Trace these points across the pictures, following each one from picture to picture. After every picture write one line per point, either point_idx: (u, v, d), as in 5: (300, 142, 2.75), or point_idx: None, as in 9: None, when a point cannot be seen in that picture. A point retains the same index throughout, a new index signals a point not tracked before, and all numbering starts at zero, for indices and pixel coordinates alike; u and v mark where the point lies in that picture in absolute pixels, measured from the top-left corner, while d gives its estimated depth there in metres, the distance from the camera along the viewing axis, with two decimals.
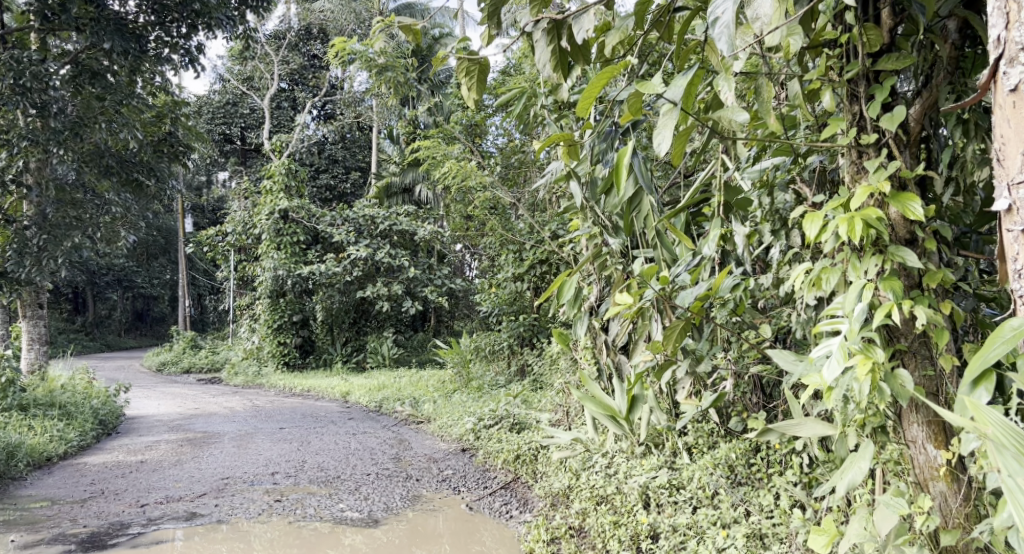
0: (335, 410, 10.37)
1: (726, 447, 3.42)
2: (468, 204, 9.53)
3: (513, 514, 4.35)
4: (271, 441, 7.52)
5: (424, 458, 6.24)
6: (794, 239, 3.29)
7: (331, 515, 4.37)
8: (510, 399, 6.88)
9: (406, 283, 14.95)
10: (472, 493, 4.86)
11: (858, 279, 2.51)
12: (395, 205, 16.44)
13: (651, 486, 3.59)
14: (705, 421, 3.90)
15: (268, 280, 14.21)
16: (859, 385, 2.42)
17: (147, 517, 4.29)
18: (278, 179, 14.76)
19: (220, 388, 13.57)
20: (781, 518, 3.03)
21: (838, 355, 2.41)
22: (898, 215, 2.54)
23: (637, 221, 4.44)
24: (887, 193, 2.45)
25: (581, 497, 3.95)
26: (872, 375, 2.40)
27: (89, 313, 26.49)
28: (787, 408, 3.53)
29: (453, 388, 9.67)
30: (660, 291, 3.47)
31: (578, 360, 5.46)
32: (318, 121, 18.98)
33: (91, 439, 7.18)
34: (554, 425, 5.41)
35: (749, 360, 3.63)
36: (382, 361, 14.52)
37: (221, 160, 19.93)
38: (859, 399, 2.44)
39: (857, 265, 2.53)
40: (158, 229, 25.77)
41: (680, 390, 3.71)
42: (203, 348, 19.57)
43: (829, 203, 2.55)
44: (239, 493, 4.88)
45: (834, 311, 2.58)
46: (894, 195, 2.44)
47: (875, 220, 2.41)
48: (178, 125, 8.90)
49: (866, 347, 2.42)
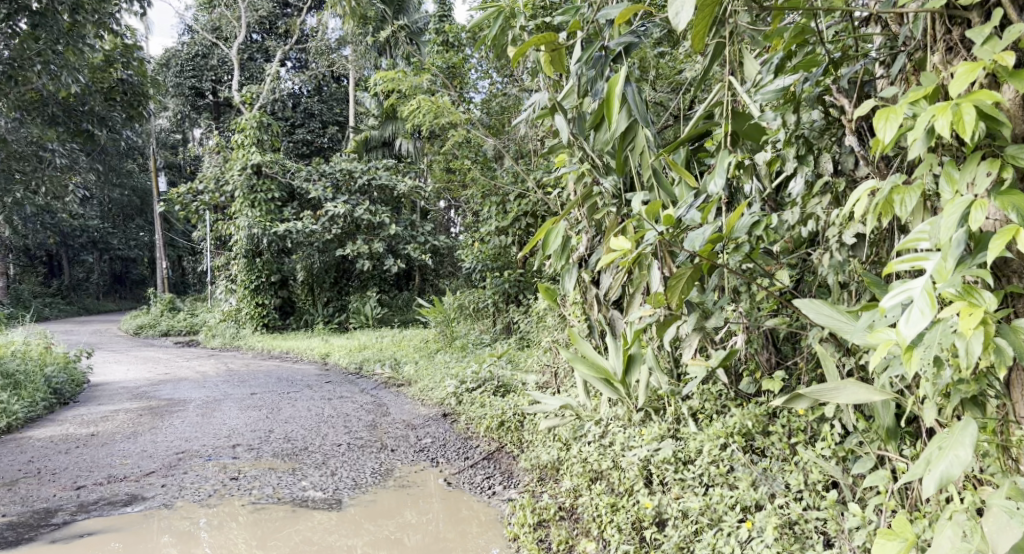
0: (312, 373, 9.89)
1: (740, 415, 2.94)
2: (449, 154, 8.94)
3: (496, 491, 3.84)
4: (238, 408, 7.01)
5: (401, 425, 5.75)
6: (820, 167, 2.78)
7: (290, 495, 3.86)
8: (495, 360, 6.40)
9: (388, 240, 14.39)
10: (452, 465, 4.37)
11: (960, 194, 2.02)
12: (375, 159, 15.80)
13: (654, 460, 3.12)
14: (711, 383, 3.41)
15: (243, 239, 13.60)
16: (966, 340, 1.95)
17: (79, 502, 3.78)
18: (249, 133, 14.03)
19: (195, 352, 13.04)
20: (829, 511, 2.54)
21: (924, 304, 1.92)
22: (1012, 101, 2.06)
23: (632, 159, 3.98)
24: (1005, 69, 1.96)
25: (572, 472, 3.47)
26: (983, 323, 1.93)
27: (65, 277, 25.82)
28: (811, 368, 3.06)
29: (436, 348, 9.18)
30: (663, 233, 2.93)
31: (568, 316, 4.93)
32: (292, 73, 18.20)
33: (40, 410, 6.67)
34: (541, 388, 4.93)
35: (763, 313, 3.16)
36: (365, 322, 13.99)
37: (193, 115, 19.18)
38: (964, 360, 1.95)
39: (954, 177, 2.04)
40: (131, 189, 24.96)
41: (686, 348, 3.23)
42: (181, 311, 19.01)
43: (910, 95, 2.02)
44: (192, 471, 4.37)
45: (917, 243, 2.07)
46: (1013, 72, 1.95)
47: (990, 107, 1.91)
48: (131, 72, 8.22)
49: (967, 290, 1.95)
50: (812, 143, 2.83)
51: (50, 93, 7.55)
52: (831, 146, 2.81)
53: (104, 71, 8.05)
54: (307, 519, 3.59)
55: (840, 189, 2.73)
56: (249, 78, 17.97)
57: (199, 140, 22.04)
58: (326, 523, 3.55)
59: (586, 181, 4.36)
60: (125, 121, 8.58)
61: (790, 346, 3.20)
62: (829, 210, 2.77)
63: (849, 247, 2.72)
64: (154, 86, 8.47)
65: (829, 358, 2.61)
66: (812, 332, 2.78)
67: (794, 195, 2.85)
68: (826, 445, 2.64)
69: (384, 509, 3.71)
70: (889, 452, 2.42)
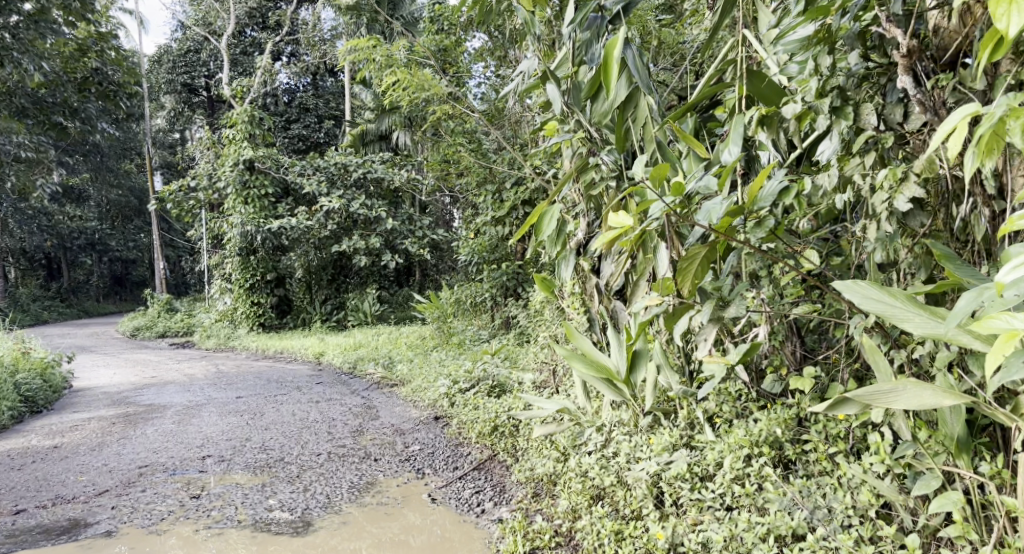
0: (305, 373, 9.44)
1: (766, 422, 2.52)
2: (443, 143, 8.45)
3: (485, 509, 3.31)
4: (219, 414, 6.55)
5: (389, 430, 5.28)
6: (862, 121, 2.29)
7: (254, 516, 3.37)
8: (490, 357, 5.94)
9: (386, 235, 13.96)
10: (439, 478, 3.90)
11: None
12: (372, 153, 15.34)
13: (665, 476, 2.66)
14: (729, 382, 2.96)
15: (236, 237, 13.12)
16: None
17: (11, 531, 3.33)
18: (240, 127, 13.57)
19: (188, 353, 12.60)
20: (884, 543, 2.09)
21: None
22: None
23: (633, 132, 3.53)
24: None
25: (569, 490, 3.00)
26: None
27: (64, 280, 25.42)
28: (848, 364, 2.61)
29: (433, 345, 8.70)
30: (673, 207, 2.46)
31: (566, 309, 4.46)
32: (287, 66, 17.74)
33: (7, 420, 6.23)
34: (539, 389, 4.48)
35: (790, 300, 2.73)
36: (363, 319, 13.54)
37: (188, 113, 19.16)
38: None
39: None
40: (128, 189, 24.52)
41: (701, 343, 2.70)
42: (178, 312, 18.60)
43: None
44: (150, 488, 3.92)
45: None
46: None
47: None
48: (105, 61, 7.77)
49: None
50: (847, 94, 2.35)
51: (21, 84, 7.06)
52: (872, 98, 2.33)
53: (78, 59, 7.58)
54: (267, 544, 3.08)
55: (886, 145, 2.25)
56: (242, 73, 17.50)
57: (193, 138, 21.58)
58: (308, 540, 3.10)
59: (581, 155, 3.87)
60: (101, 114, 8.10)
61: (814, 337, 2.82)
62: (872, 172, 2.30)
63: (899, 216, 2.24)
64: (130, 75, 7.98)
65: (878, 351, 2.15)
66: (853, 321, 2.32)
67: (825, 156, 2.40)
68: (875, 457, 2.20)
69: (367, 525, 3.23)
70: (959, 468, 2.00)
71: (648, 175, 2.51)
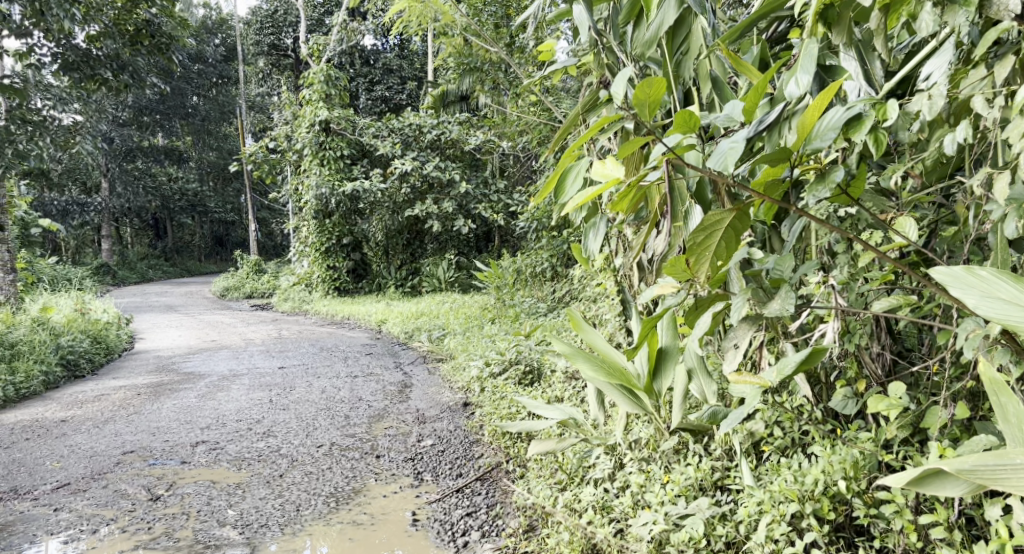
0: (361, 341, 8.97)
1: (823, 469, 1.92)
2: (514, 98, 7.45)
3: (467, 541, 2.64)
4: (248, 387, 6.12)
5: (410, 417, 4.61)
6: (993, 6, 1.48)
7: (198, 537, 2.83)
8: (531, 337, 5.19)
9: (459, 199, 13.04)
10: (436, 486, 3.22)
11: None
12: (452, 123, 12.71)
13: (673, 539, 2.04)
14: (782, 396, 2.21)
15: (311, 200, 12.75)
16: None
17: None
18: (316, 87, 12.90)
19: (261, 316, 12.40)
20: None
21: None
22: None
23: (684, 67, 2.56)
24: None
25: (560, 537, 2.35)
26: None
27: (168, 239, 26.11)
28: (956, 388, 1.81)
29: (489, 317, 7.92)
30: (672, 152, 1.75)
31: (602, 287, 3.68)
32: (375, 30, 15.39)
33: (17, 393, 5.93)
34: (569, 380, 3.76)
35: (872, 286, 1.96)
36: (437, 285, 12.95)
37: (276, 74, 18.79)
38: None
39: None
40: (227, 152, 24.74)
41: (729, 353, 1.88)
42: (265, 272, 18.69)
43: None
44: (113, 484, 3.44)
45: None
46: None
47: None
48: (157, 12, 7.02)
49: None
50: None
51: (69, 37, 6.49)
52: None
53: (130, 10, 6.88)
54: None
55: None
56: (326, 32, 16.95)
57: None
58: None
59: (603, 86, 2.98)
60: (155, 69, 7.48)
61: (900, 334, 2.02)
62: (1005, 93, 1.54)
63: None
64: (184, 26, 7.32)
65: (1002, 388, 1.44)
66: (965, 331, 1.62)
67: (930, 79, 1.63)
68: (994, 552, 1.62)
69: None
70: None
71: (635, 100, 1.87)
